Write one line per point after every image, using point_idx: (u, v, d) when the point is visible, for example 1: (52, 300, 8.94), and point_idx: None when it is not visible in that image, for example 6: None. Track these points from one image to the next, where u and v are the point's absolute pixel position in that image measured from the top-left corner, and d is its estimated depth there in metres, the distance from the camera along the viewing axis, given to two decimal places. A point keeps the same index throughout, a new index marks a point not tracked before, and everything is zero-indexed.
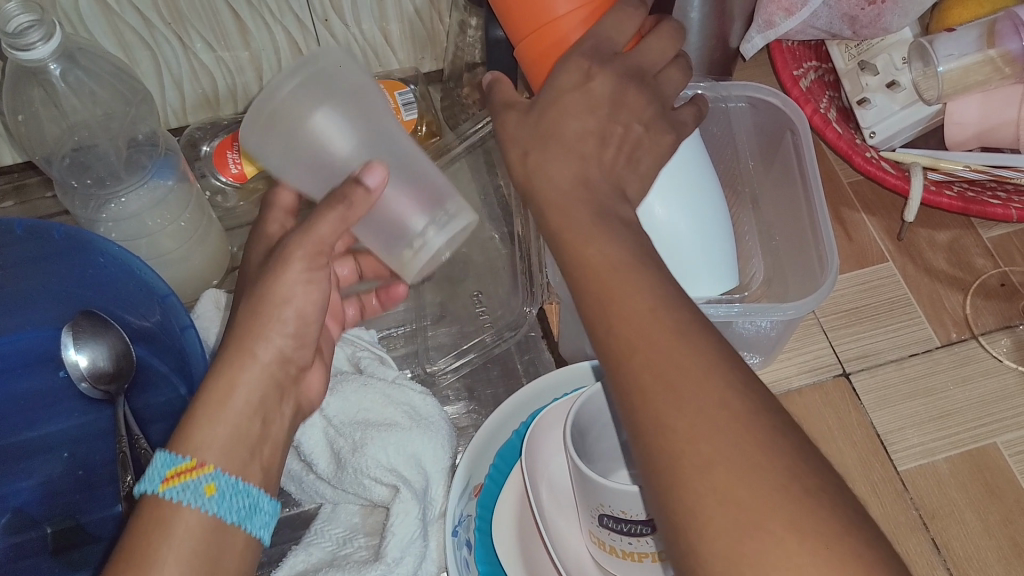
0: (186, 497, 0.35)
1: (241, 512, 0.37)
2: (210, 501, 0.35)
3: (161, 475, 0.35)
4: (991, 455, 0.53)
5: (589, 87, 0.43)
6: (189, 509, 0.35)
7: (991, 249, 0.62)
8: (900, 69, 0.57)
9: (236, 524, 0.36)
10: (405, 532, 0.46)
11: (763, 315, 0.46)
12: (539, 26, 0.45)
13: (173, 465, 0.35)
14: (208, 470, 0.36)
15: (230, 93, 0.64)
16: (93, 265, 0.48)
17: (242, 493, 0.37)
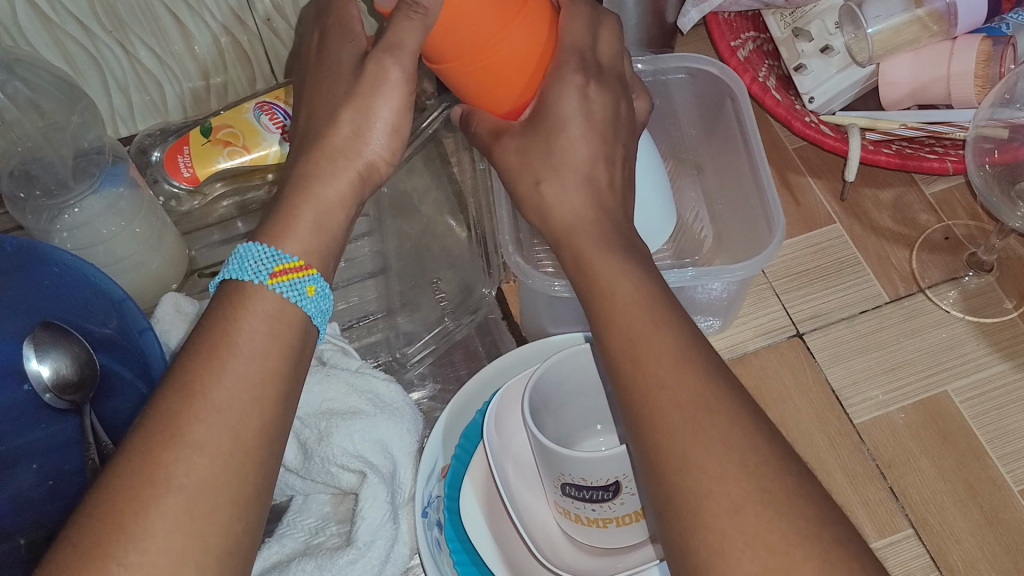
0: (292, 294, 0.36)
1: (322, 316, 0.38)
2: (308, 301, 0.37)
3: (269, 268, 0.36)
4: (943, 403, 0.54)
5: (589, 107, 0.42)
6: (290, 299, 0.36)
7: (934, 204, 0.63)
8: (832, 33, 0.59)
9: (314, 326, 0.38)
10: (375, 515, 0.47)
11: (711, 278, 0.47)
12: (486, 51, 0.41)
13: (281, 262, 0.37)
14: (311, 273, 0.37)
15: (178, 99, 0.64)
16: (47, 274, 0.49)
17: (329, 299, 0.38)
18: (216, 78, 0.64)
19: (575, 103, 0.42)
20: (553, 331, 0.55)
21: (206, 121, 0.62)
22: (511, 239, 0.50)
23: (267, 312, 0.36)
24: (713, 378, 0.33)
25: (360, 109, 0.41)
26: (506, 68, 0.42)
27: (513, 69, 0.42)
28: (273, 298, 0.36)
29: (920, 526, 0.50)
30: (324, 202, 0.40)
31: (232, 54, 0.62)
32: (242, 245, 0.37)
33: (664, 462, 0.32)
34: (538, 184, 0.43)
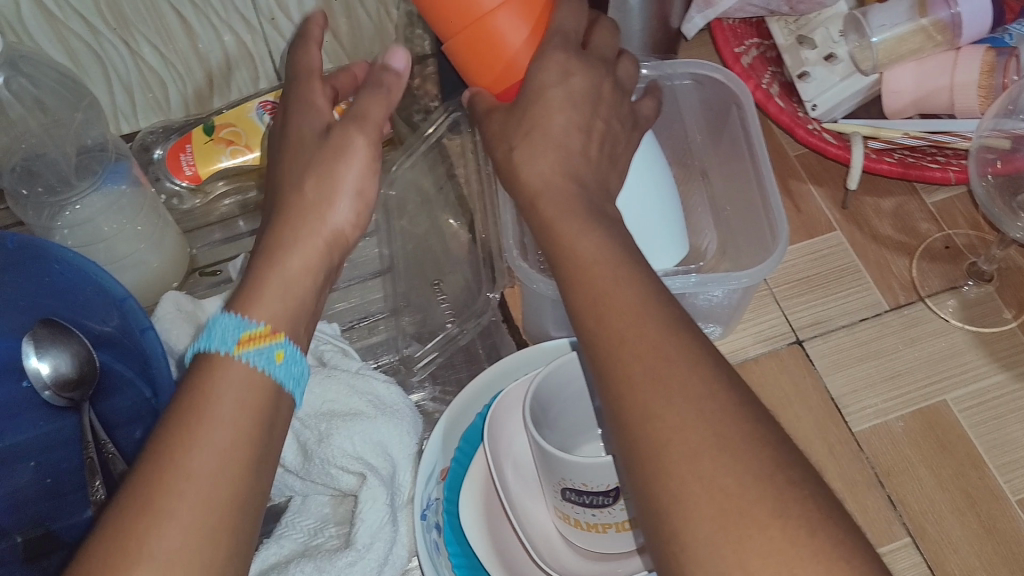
0: (259, 361, 0.37)
1: (295, 379, 0.38)
2: (277, 366, 0.37)
3: (234, 337, 0.37)
4: (942, 412, 0.54)
5: (570, 82, 0.44)
6: (257, 365, 0.37)
7: (934, 213, 0.63)
8: (837, 41, 0.59)
9: (288, 392, 0.38)
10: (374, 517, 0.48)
11: (716, 284, 0.48)
12: (472, 23, 0.43)
13: (246, 330, 0.37)
14: (277, 337, 0.38)
15: (182, 96, 0.64)
16: (49, 272, 0.49)
17: (300, 361, 0.39)
18: (219, 76, 0.64)
19: (556, 76, 0.44)
20: (554, 335, 0.55)
21: (209, 120, 0.62)
22: (515, 243, 0.51)
23: (236, 378, 0.36)
24: (725, 373, 0.32)
25: (323, 176, 0.42)
26: (491, 46, 0.44)
27: (498, 49, 0.44)
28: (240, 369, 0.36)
29: (918, 535, 0.50)
30: (287, 270, 0.40)
31: (236, 54, 0.62)
32: (212, 317, 0.38)
33: (639, 454, 0.31)
34: (523, 168, 0.43)
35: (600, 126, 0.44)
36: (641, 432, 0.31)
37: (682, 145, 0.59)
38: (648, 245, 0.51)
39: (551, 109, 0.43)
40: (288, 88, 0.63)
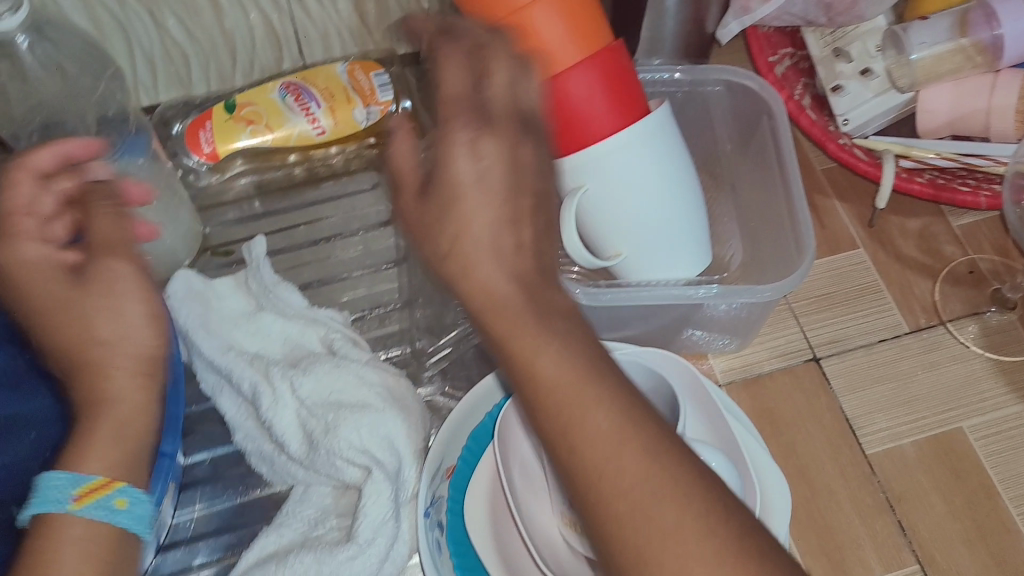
0: (97, 514, 0.39)
1: (143, 521, 0.41)
2: (118, 514, 0.39)
3: (70, 494, 0.38)
4: (957, 439, 0.54)
5: (484, 161, 0.34)
6: (97, 520, 0.39)
7: (960, 236, 0.62)
8: (874, 56, 0.58)
9: (135, 533, 0.40)
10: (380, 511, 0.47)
11: (739, 296, 0.47)
12: (510, 12, 0.44)
13: (81, 485, 0.39)
14: (117, 484, 0.40)
15: (203, 72, 0.63)
16: None
17: (145, 500, 0.41)
18: (243, 54, 0.63)
19: (466, 161, 0.34)
20: None
21: (230, 97, 0.61)
22: None
23: (76, 537, 0.38)
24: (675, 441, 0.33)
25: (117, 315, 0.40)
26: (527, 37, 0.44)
27: (532, 40, 0.45)
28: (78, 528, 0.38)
29: (927, 563, 0.49)
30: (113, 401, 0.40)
31: (261, 33, 0.61)
32: (41, 475, 0.39)
33: (597, 521, 0.31)
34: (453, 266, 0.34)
35: (531, 202, 0.35)
36: (596, 485, 0.31)
37: (710, 152, 0.58)
38: (672, 250, 0.51)
39: (470, 189, 0.34)
40: (312, 70, 0.63)
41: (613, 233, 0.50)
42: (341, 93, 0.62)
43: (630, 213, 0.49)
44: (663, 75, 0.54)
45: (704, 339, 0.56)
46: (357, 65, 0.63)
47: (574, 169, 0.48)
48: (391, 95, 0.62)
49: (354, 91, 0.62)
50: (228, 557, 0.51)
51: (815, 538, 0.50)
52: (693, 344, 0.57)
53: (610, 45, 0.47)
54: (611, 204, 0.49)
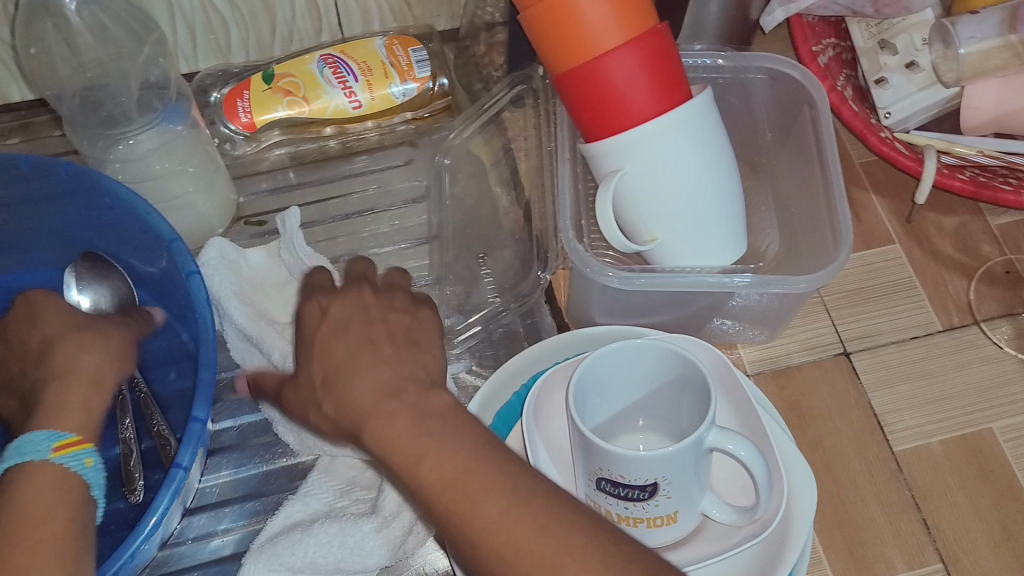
0: (73, 464, 0.43)
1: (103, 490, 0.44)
2: (88, 471, 0.43)
3: (49, 445, 0.43)
4: (986, 440, 0.53)
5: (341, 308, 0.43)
6: (71, 470, 0.42)
7: (997, 236, 0.62)
8: (919, 50, 0.57)
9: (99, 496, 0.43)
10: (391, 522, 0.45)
11: (775, 286, 0.47)
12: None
13: (58, 440, 0.43)
14: (83, 446, 0.44)
15: (243, 41, 0.63)
16: (99, 205, 0.51)
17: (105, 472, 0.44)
18: (283, 25, 0.63)
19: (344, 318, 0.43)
20: (599, 320, 0.55)
21: (269, 68, 0.61)
22: (570, 224, 0.50)
23: (52, 476, 0.41)
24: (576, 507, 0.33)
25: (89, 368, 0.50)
26: (573, 25, 0.45)
27: (579, 27, 0.45)
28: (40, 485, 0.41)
29: (951, 562, 0.49)
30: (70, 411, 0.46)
31: (302, 5, 0.62)
32: (19, 437, 0.43)
33: None
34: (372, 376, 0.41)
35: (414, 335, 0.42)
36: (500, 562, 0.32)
37: (751, 140, 0.58)
38: (707, 237, 0.50)
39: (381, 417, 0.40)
40: (350, 43, 0.63)
41: (648, 218, 0.50)
42: (378, 68, 0.61)
43: (668, 198, 0.49)
44: (706, 60, 0.55)
45: (733, 329, 0.56)
46: (396, 41, 0.62)
47: (614, 151, 0.48)
48: (428, 71, 0.62)
49: (392, 67, 0.61)
50: (252, 523, 0.51)
51: (839, 532, 0.50)
52: (722, 334, 0.57)
53: (656, 27, 0.46)
54: (648, 188, 0.48)
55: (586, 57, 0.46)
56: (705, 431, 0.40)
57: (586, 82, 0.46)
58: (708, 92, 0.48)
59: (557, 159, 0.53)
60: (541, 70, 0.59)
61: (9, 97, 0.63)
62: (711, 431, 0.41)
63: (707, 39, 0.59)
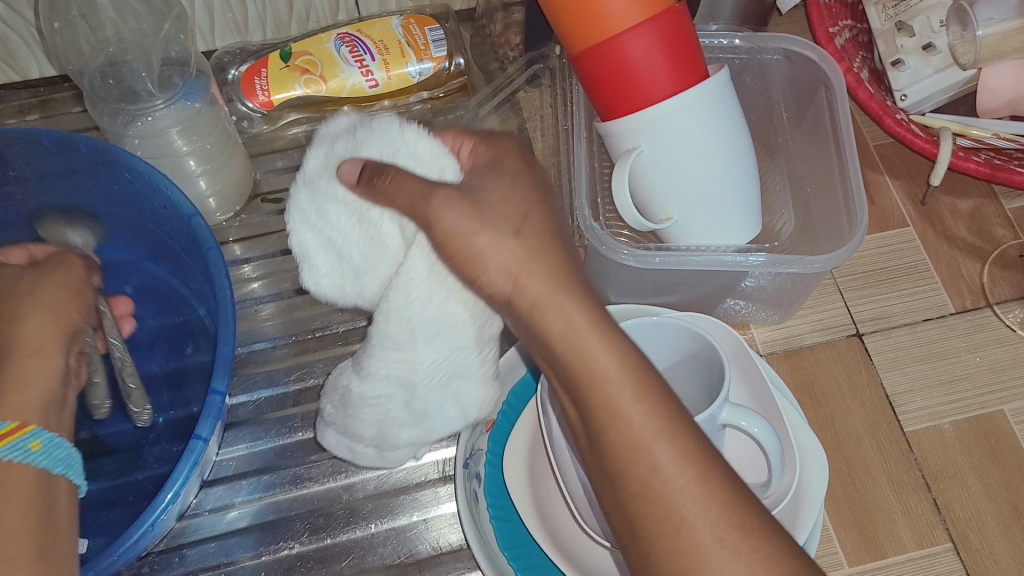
0: (17, 454, 0.40)
1: (60, 461, 0.42)
2: (37, 454, 0.41)
3: None
4: (997, 422, 0.53)
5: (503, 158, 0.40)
6: (17, 462, 0.39)
7: (1011, 219, 0.62)
8: (936, 31, 0.57)
9: (59, 473, 0.42)
10: (387, 424, 0.40)
11: (789, 265, 0.47)
12: None
13: None
14: (28, 429, 0.41)
15: (261, 19, 0.63)
16: (120, 179, 0.52)
17: (58, 444, 0.42)
18: (300, 4, 0.63)
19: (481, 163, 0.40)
20: (614, 298, 0.55)
21: (286, 46, 0.62)
22: (586, 202, 0.50)
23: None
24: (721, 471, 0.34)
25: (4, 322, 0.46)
26: (592, 7, 0.45)
27: (597, 10, 0.45)
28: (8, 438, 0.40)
29: (960, 542, 0.49)
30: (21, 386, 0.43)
31: None
32: None
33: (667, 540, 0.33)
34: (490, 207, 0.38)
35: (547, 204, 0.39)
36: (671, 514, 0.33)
37: (768, 122, 0.58)
38: (722, 216, 0.50)
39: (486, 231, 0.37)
40: (368, 22, 0.63)
41: (664, 196, 0.50)
42: (395, 47, 0.61)
43: (684, 177, 0.49)
44: (722, 41, 0.55)
45: (745, 310, 0.57)
46: (413, 20, 0.62)
47: (630, 130, 0.48)
48: (445, 51, 0.62)
49: (408, 46, 0.61)
50: (268, 496, 0.52)
51: (850, 511, 0.50)
52: (734, 314, 0.58)
53: (673, 7, 0.46)
54: (664, 165, 0.49)
55: (605, 36, 0.46)
56: (718, 407, 0.41)
57: (604, 61, 0.46)
58: (725, 72, 0.48)
59: (574, 138, 0.53)
60: (558, 49, 0.59)
61: (29, 73, 0.63)
62: (724, 408, 0.41)
63: (723, 20, 0.60)
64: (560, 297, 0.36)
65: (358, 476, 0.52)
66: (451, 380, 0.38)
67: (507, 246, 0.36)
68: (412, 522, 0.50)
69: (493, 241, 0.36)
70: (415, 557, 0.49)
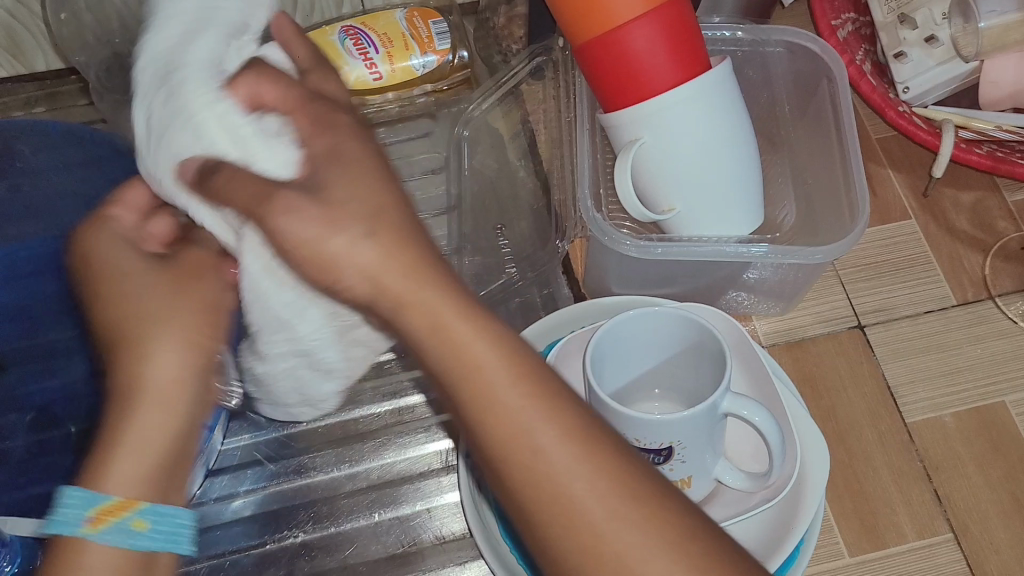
0: (116, 536, 0.36)
1: (165, 538, 0.38)
2: (140, 535, 0.37)
3: (83, 517, 0.36)
4: (998, 412, 0.53)
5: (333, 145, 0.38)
6: (114, 545, 0.36)
7: (1013, 211, 0.62)
8: (939, 23, 0.57)
9: (164, 551, 0.38)
10: (303, 384, 0.44)
11: (791, 256, 0.47)
12: None
13: (95, 506, 0.36)
14: (136, 505, 0.37)
15: None
16: (128, 165, 0.54)
17: (167, 517, 0.38)
18: None
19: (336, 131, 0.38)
20: (616, 290, 0.56)
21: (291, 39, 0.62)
22: (588, 194, 0.50)
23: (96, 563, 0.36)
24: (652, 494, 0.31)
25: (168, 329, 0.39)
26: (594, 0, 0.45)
27: (599, 3, 0.45)
28: (115, 490, 0.37)
29: (961, 532, 0.49)
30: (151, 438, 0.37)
31: None
32: (56, 495, 0.37)
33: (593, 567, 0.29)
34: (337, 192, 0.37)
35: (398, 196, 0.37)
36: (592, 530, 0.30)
37: (770, 114, 0.58)
38: (724, 207, 0.51)
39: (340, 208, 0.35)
40: (371, 15, 0.63)
41: (666, 187, 0.50)
42: (399, 40, 0.61)
43: (686, 167, 0.49)
44: (725, 33, 0.55)
45: (747, 301, 0.57)
46: (416, 13, 0.63)
47: (633, 121, 0.48)
48: (448, 44, 0.62)
49: (412, 38, 0.62)
50: (271, 485, 0.53)
51: (851, 502, 0.50)
52: (736, 306, 0.58)
53: None
54: (666, 156, 0.49)
55: (607, 27, 0.46)
56: (719, 396, 0.41)
57: (606, 52, 0.47)
58: (727, 64, 0.49)
59: (576, 130, 0.53)
60: (561, 41, 0.58)
61: (36, 66, 0.64)
62: (727, 397, 0.41)
63: (726, 13, 0.60)
64: (428, 294, 0.33)
65: (361, 466, 0.53)
66: (336, 342, 0.41)
67: (365, 241, 0.33)
68: (415, 512, 0.51)
69: (347, 245, 0.33)
70: (418, 545, 0.49)
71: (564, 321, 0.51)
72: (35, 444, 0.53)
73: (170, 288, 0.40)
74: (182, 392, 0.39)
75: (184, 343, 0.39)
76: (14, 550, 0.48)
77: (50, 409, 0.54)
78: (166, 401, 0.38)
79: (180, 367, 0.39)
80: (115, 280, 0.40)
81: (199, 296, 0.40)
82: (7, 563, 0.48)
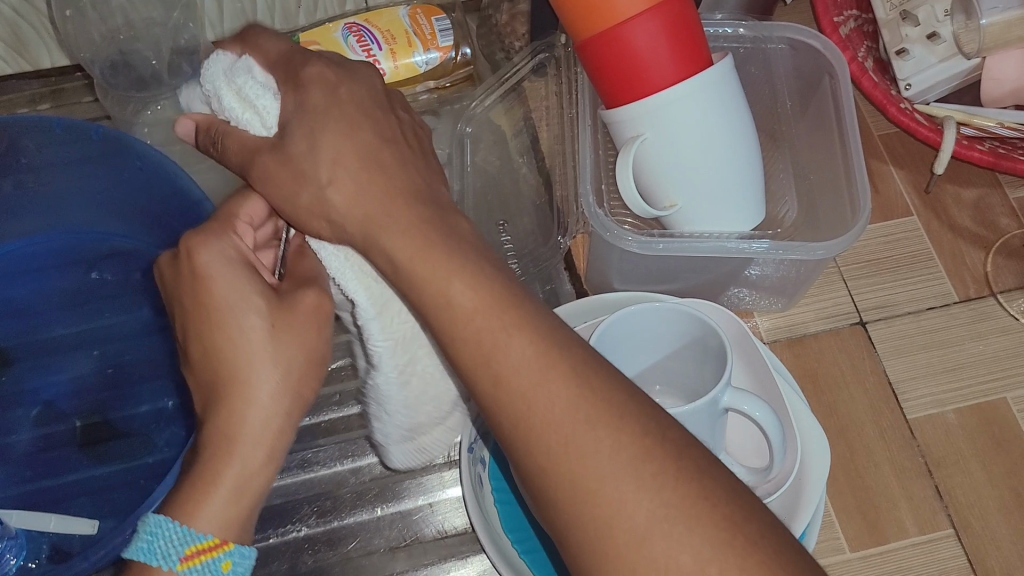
0: None
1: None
2: None
3: (179, 553, 0.37)
4: (1000, 409, 0.53)
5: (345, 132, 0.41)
6: None
7: (1015, 208, 0.62)
8: (941, 21, 0.57)
9: None
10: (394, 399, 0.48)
11: (793, 252, 0.47)
12: None
13: (191, 545, 0.37)
14: (227, 547, 0.38)
15: (269, 9, 0.64)
16: (130, 167, 0.52)
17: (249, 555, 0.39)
18: None
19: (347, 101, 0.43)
20: (618, 286, 0.56)
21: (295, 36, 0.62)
22: (591, 190, 0.50)
23: None
24: None
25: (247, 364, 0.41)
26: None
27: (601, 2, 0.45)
28: (207, 527, 0.38)
29: (962, 528, 0.49)
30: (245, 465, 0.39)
31: None
32: (146, 516, 0.38)
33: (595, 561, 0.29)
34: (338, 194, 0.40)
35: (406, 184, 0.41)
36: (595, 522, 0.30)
37: (772, 111, 0.58)
38: (726, 204, 0.51)
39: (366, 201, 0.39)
40: (375, 12, 0.63)
41: (668, 183, 0.50)
42: (402, 37, 0.62)
43: (687, 164, 0.49)
44: (728, 29, 0.55)
45: (749, 298, 0.57)
46: (420, 10, 0.63)
47: (634, 118, 0.49)
48: (451, 41, 0.62)
49: (415, 35, 0.62)
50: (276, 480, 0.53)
51: (852, 498, 0.50)
52: (738, 303, 0.58)
53: None
54: (667, 152, 0.49)
55: (609, 23, 0.46)
56: (720, 391, 0.41)
57: (607, 49, 0.47)
58: (728, 60, 0.49)
59: (579, 126, 0.53)
60: (564, 38, 0.59)
61: (41, 63, 0.64)
62: (727, 392, 0.41)
63: (729, 9, 0.60)
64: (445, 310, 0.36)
65: (364, 461, 0.53)
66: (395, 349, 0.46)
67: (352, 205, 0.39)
68: (417, 506, 0.51)
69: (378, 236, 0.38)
70: (420, 540, 0.50)
71: (579, 311, 0.51)
72: (42, 438, 0.53)
73: (275, 332, 0.41)
74: (278, 437, 0.41)
75: (281, 393, 0.41)
76: (19, 543, 0.48)
77: (55, 404, 0.55)
78: (263, 444, 0.40)
79: (276, 409, 0.41)
80: (228, 313, 0.41)
81: (294, 349, 0.42)
82: (12, 557, 0.48)
